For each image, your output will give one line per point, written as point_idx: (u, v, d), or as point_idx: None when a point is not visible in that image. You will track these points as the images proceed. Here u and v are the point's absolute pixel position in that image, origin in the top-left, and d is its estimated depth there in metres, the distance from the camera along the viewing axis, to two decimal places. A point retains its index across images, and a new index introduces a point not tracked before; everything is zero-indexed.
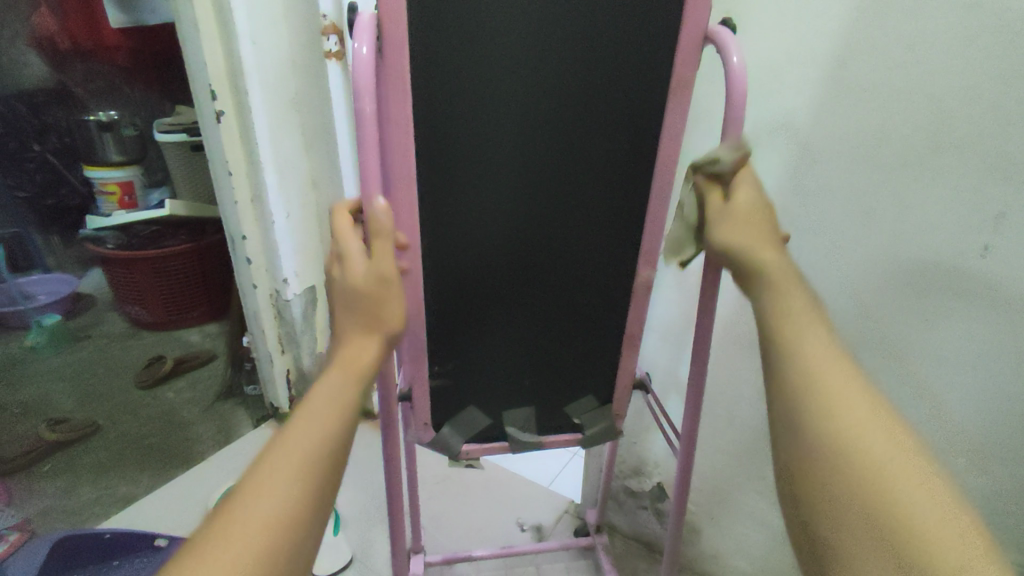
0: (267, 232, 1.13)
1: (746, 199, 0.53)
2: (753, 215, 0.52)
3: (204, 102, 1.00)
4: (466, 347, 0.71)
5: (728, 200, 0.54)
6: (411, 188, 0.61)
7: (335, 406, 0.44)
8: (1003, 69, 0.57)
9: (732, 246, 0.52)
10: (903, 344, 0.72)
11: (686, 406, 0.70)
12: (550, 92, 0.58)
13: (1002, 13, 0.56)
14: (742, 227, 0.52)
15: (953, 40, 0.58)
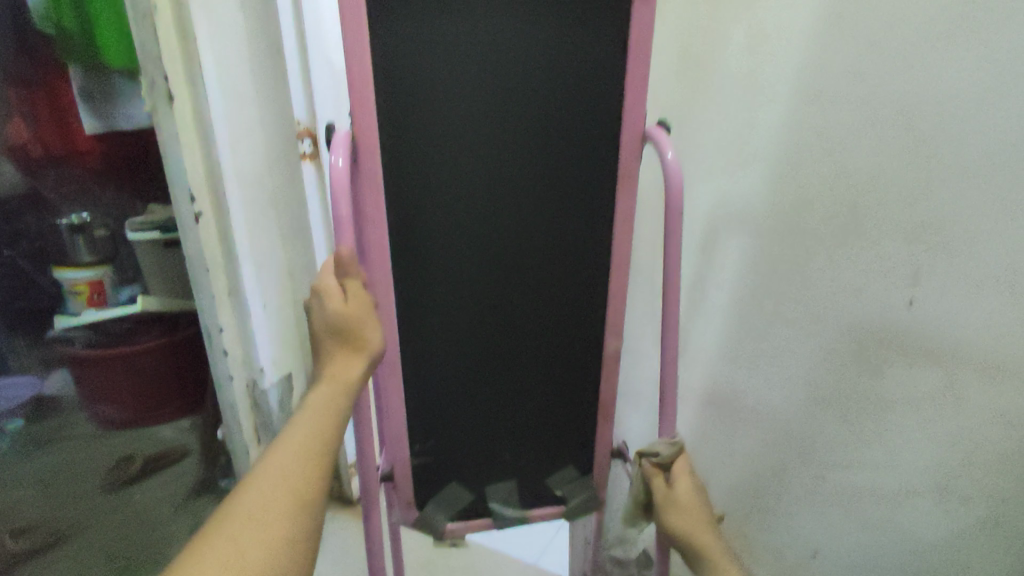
0: (244, 324, 1.15)
1: (686, 493, 0.70)
2: (689, 498, 0.70)
3: (182, 205, 1.04)
4: (446, 424, 0.74)
5: (671, 487, 0.72)
6: (387, 279, 0.65)
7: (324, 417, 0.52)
8: (907, 147, 0.68)
9: (681, 531, 0.68)
10: (858, 388, 0.80)
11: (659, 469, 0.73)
12: (509, 184, 0.65)
13: (897, 104, 0.68)
14: (685, 512, 0.69)
15: (868, 121, 0.70)
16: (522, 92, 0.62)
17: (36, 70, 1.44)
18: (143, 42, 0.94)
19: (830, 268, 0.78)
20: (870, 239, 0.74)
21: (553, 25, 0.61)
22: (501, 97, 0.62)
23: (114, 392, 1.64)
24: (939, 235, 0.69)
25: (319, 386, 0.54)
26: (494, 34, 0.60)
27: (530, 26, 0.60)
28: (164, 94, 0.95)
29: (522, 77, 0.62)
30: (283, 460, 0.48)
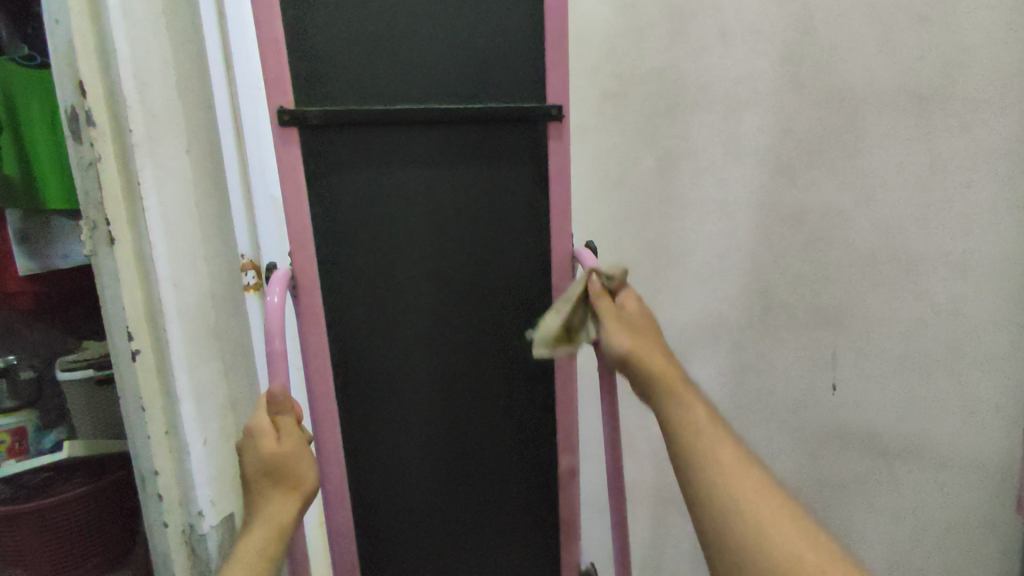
0: (181, 464, 1.09)
1: (634, 309, 0.60)
2: (642, 331, 0.58)
3: (120, 343, 1.03)
4: (403, 555, 0.71)
5: (620, 309, 0.60)
6: (331, 409, 0.66)
7: None
8: (801, 257, 0.88)
9: (630, 343, 0.56)
10: (804, 458, 0.95)
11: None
12: (450, 307, 0.68)
13: (791, 224, 0.88)
14: (641, 333, 0.57)
15: (763, 242, 0.89)
16: (456, 223, 0.66)
17: None
18: (87, 188, 0.96)
19: (766, 361, 0.93)
20: (786, 332, 0.91)
21: (482, 163, 0.66)
22: (437, 229, 0.66)
23: (25, 554, 1.47)
24: (840, 326, 0.89)
25: (251, 535, 0.52)
26: (426, 174, 0.65)
27: (461, 166, 0.65)
28: (106, 237, 0.98)
29: (456, 210, 0.66)
30: None
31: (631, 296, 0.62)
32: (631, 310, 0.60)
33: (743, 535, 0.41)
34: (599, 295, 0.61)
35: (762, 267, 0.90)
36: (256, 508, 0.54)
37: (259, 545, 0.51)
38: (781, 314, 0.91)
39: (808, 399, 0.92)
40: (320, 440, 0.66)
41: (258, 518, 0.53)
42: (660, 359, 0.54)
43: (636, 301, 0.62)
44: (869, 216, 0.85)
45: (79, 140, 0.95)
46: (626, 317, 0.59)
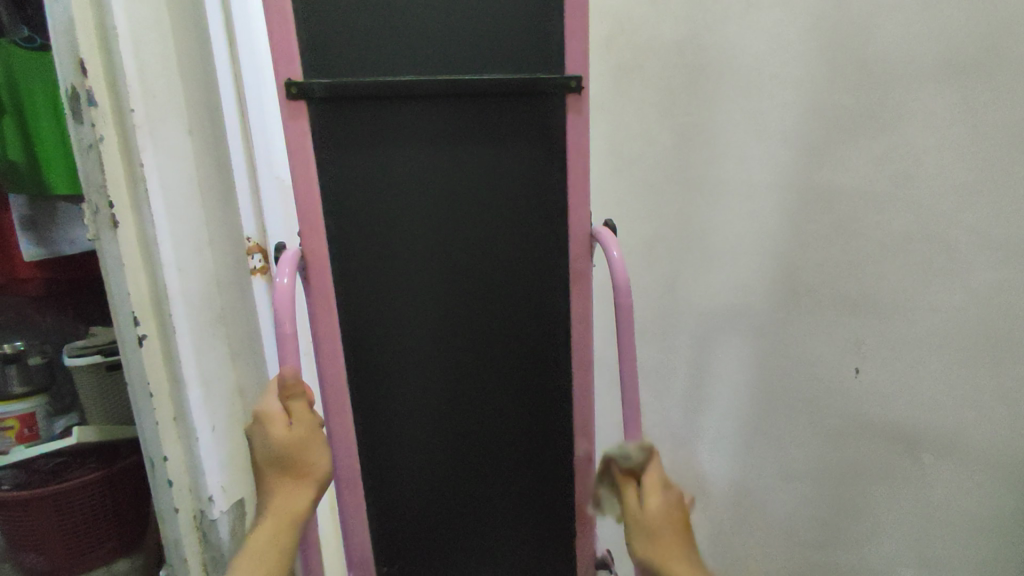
0: (191, 450, 1.08)
1: (657, 501, 0.57)
2: (667, 529, 0.55)
3: (127, 329, 1.02)
4: (414, 543, 0.70)
5: (642, 503, 0.58)
6: (343, 392, 0.64)
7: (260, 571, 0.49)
8: (827, 234, 0.84)
9: (650, 554, 0.54)
10: (826, 443, 0.91)
11: None
12: (464, 290, 0.65)
13: (818, 199, 0.84)
14: (660, 531, 0.55)
15: (789, 220, 0.86)
16: (470, 202, 0.64)
17: None
18: (88, 171, 0.95)
19: (789, 343, 0.91)
20: (810, 314, 0.88)
21: (497, 141, 0.63)
22: (450, 208, 0.63)
23: (39, 540, 1.47)
24: (867, 307, 0.83)
25: (260, 526, 0.52)
26: (437, 152, 0.62)
27: (475, 142, 0.63)
28: (109, 220, 0.96)
29: (469, 189, 0.63)
30: None
31: (655, 478, 0.59)
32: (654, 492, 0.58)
33: None
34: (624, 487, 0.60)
35: (784, 250, 0.88)
36: (265, 497, 0.53)
37: (266, 536, 0.51)
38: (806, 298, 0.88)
39: (831, 380, 0.88)
40: (331, 426, 0.64)
41: (267, 508, 0.52)
42: (682, 561, 0.53)
43: (663, 487, 0.59)
44: (912, 200, 0.77)
45: (79, 121, 0.93)
46: (646, 517, 0.56)
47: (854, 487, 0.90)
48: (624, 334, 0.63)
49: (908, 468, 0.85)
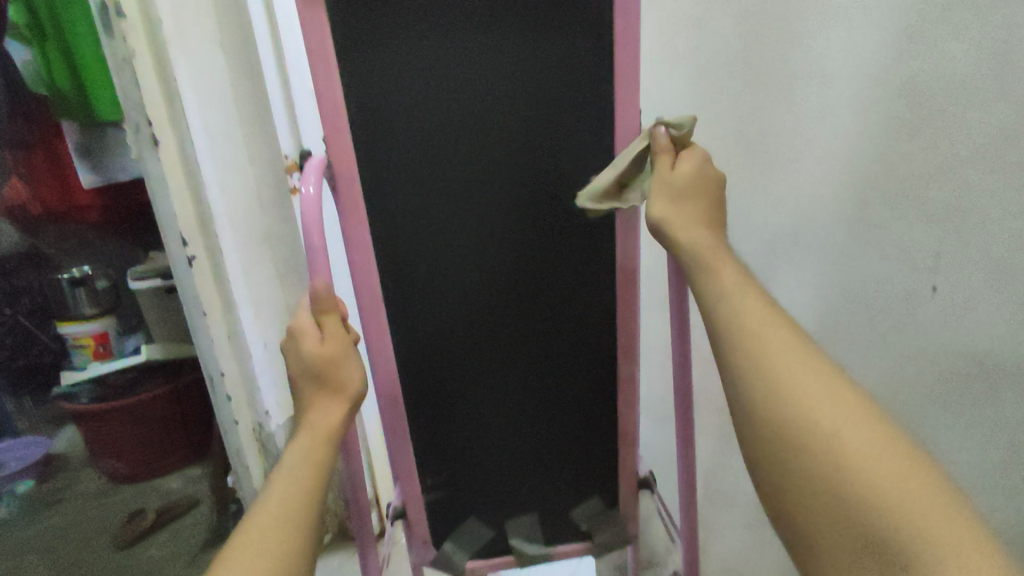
0: (245, 366, 1.12)
1: (688, 168, 0.56)
2: (697, 191, 0.56)
3: (177, 250, 1.03)
4: (456, 456, 0.70)
5: (673, 168, 0.56)
6: (378, 307, 0.63)
7: (297, 482, 0.48)
8: (916, 126, 0.66)
9: (670, 217, 0.55)
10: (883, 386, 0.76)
11: (681, 483, 0.69)
12: (502, 199, 0.62)
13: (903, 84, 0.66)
14: (684, 199, 0.55)
15: (872, 114, 0.69)
16: (504, 105, 0.60)
17: (34, 129, 1.44)
18: (125, 88, 0.93)
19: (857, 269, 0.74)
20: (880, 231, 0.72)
21: (536, 34, 0.58)
22: (485, 112, 0.60)
23: (117, 449, 1.61)
24: (954, 217, 0.66)
25: (297, 440, 0.52)
26: (470, 48, 0.58)
27: (508, 37, 0.58)
28: (149, 138, 0.95)
29: (503, 89, 0.59)
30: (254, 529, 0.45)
31: (691, 153, 0.57)
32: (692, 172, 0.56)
33: (787, 434, 0.44)
34: (662, 150, 0.57)
35: (861, 154, 0.71)
36: (302, 413, 0.54)
37: (302, 453, 0.50)
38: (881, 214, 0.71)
39: (901, 306, 0.72)
40: (369, 339, 0.64)
41: (304, 424, 0.53)
42: (706, 236, 0.54)
43: (699, 157, 0.57)
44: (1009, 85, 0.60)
45: (111, 34, 0.90)
46: (677, 176, 0.56)
47: (921, 434, 0.75)
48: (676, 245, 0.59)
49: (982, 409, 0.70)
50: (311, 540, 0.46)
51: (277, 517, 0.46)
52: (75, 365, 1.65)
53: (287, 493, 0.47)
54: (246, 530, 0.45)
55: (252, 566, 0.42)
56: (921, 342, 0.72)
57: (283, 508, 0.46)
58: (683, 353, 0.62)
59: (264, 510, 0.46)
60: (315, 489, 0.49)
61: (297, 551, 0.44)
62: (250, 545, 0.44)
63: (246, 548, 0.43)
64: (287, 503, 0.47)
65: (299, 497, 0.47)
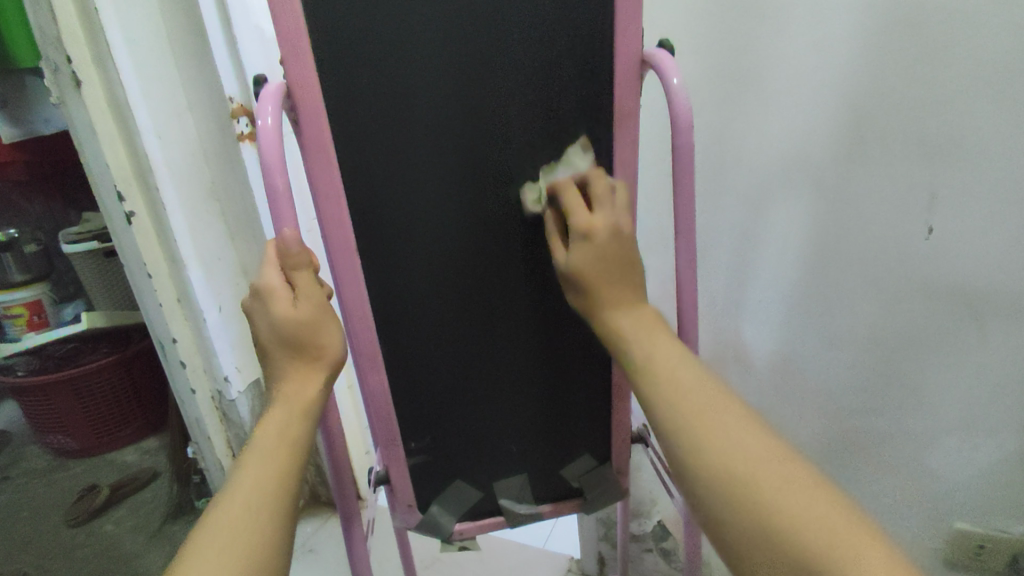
0: (199, 331, 1.04)
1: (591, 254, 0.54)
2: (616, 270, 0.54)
3: (113, 206, 0.94)
4: (440, 418, 0.66)
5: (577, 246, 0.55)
6: (353, 260, 0.57)
7: (268, 464, 0.44)
8: (919, 55, 0.61)
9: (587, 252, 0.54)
10: (871, 331, 0.74)
11: None
12: (486, 136, 0.56)
13: (910, 8, 0.60)
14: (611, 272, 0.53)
15: (875, 39, 0.63)
16: (489, 27, 0.53)
17: None
18: (41, 22, 0.84)
19: (861, 214, 0.70)
20: (873, 170, 0.68)
21: None
22: (468, 33, 0.53)
23: (63, 422, 1.51)
24: (960, 155, 0.63)
25: (271, 414, 0.47)
26: None
27: None
28: (70, 79, 0.86)
29: (488, 9, 0.52)
30: (219, 518, 0.40)
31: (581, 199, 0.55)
32: (597, 239, 0.53)
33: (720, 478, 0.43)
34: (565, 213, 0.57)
35: (859, 87, 0.65)
36: (274, 386, 0.49)
37: (276, 428, 0.46)
38: (884, 150, 0.66)
39: (895, 246, 0.69)
40: (343, 294, 0.59)
41: (277, 397, 0.48)
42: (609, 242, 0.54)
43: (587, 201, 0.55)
44: None
45: None
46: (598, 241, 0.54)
47: (911, 376, 0.74)
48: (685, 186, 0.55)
49: (969, 349, 0.70)
50: (288, 522, 0.42)
51: (247, 504, 0.41)
52: (10, 335, 1.52)
53: (258, 477, 0.43)
54: (211, 520, 0.41)
55: (218, 555, 0.38)
56: (915, 282, 0.70)
57: (255, 493, 0.42)
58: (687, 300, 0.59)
59: (232, 493, 0.42)
60: (290, 471, 0.44)
61: (269, 535, 0.40)
62: (217, 536, 0.39)
63: (211, 534, 0.39)
64: (258, 483, 0.42)
65: (274, 477, 0.43)
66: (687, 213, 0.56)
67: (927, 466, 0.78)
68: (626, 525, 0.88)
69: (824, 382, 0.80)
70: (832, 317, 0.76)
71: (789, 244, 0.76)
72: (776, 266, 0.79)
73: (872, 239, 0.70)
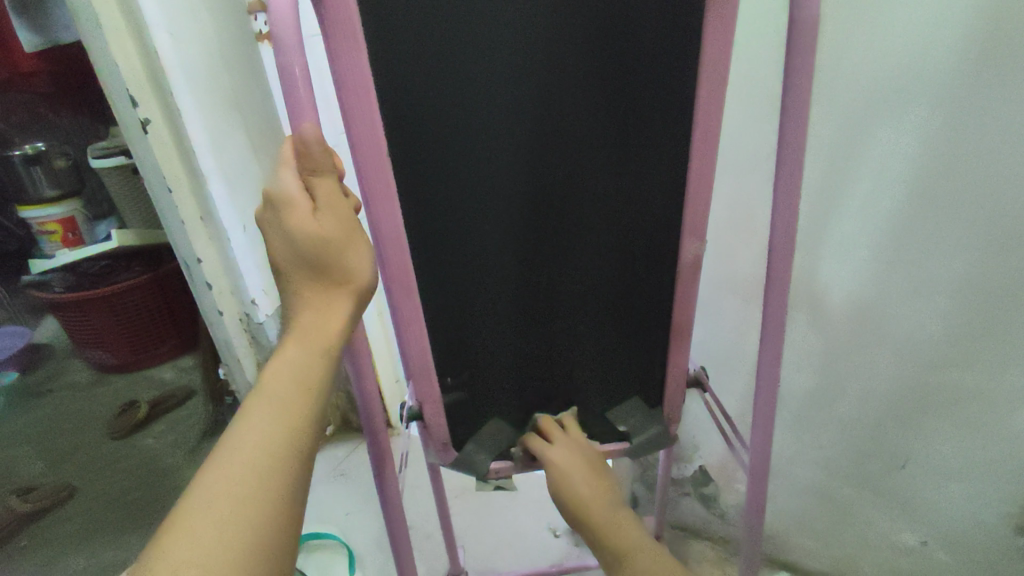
0: (224, 252, 0.99)
1: (563, 457, 0.59)
2: (577, 460, 0.60)
3: (127, 113, 0.87)
4: (479, 355, 0.60)
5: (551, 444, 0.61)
6: (384, 171, 0.50)
7: (282, 413, 0.38)
8: None
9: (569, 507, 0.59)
10: (973, 275, 0.64)
11: (762, 382, 0.59)
12: (547, 29, 0.48)
13: None
14: (569, 469, 0.59)
15: None
16: None
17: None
18: None
19: (988, 133, 0.58)
20: (1009, 79, 0.56)
21: None
22: None
23: (101, 338, 1.52)
24: None
25: (287, 347, 0.42)
26: None
27: None
28: None
29: None
30: (215, 476, 0.35)
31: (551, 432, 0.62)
32: (566, 470, 0.59)
33: None
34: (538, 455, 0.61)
35: None
36: (293, 313, 0.43)
37: (293, 367, 0.40)
38: None
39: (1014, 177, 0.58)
40: (372, 211, 0.51)
41: (294, 330, 0.42)
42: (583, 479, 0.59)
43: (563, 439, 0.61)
44: None
45: None
46: (557, 457, 0.60)
47: (1004, 333, 0.65)
48: (793, 89, 0.48)
49: None
50: (300, 477, 0.37)
51: (253, 462, 0.36)
52: (45, 252, 1.51)
53: (270, 427, 0.38)
54: (207, 478, 0.35)
55: (213, 529, 0.33)
56: None
57: (263, 447, 0.37)
58: (785, 217, 0.52)
59: (245, 437, 0.37)
60: (304, 419, 0.39)
61: (277, 501, 0.35)
62: (212, 500, 0.34)
63: (215, 491, 0.35)
64: (274, 428, 0.38)
65: (291, 421, 0.38)
66: (794, 118, 0.49)
67: (1012, 431, 0.68)
68: (668, 467, 0.83)
69: (904, 331, 0.71)
70: (926, 255, 0.66)
71: (890, 170, 0.65)
72: (867, 196, 0.67)
73: (985, 165, 0.60)
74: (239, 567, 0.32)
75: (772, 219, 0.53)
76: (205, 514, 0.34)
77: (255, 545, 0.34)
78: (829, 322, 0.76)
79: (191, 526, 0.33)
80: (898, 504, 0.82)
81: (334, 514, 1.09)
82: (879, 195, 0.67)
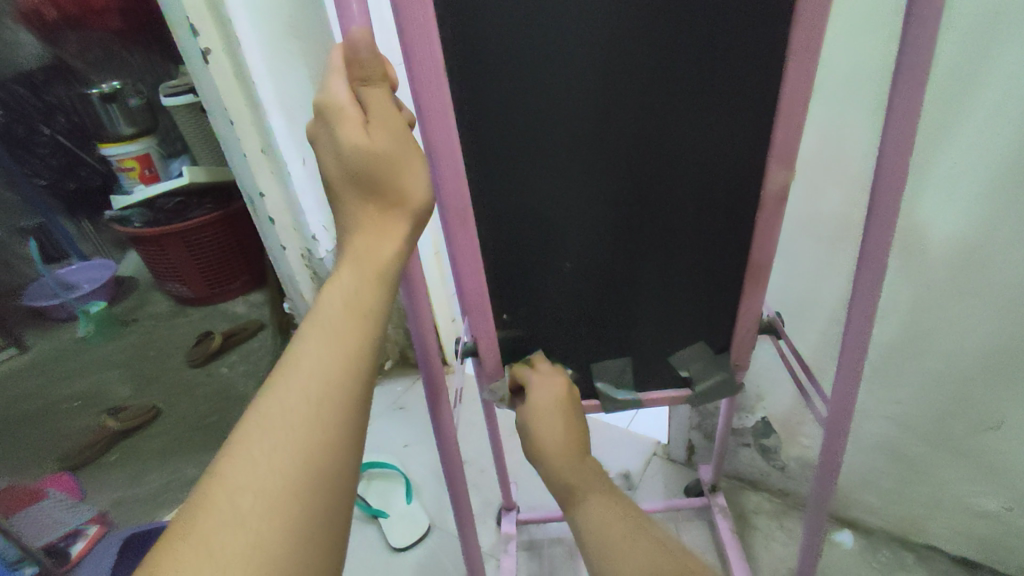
0: (286, 185, 1.00)
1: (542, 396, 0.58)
2: (560, 410, 0.58)
3: (189, 42, 0.87)
4: (537, 294, 0.58)
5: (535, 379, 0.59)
6: (442, 91, 0.47)
7: (337, 336, 0.38)
8: None
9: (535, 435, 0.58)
10: None
11: (850, 326, 0.55)
12: None
13: None
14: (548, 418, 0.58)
15: None
16: None
17: None
18: None
19: None
20: None
21: None
22: None
23: (179, 272, 1.59)
24: None
25: (341, 271, 0.40)
26: None
27: None
28: None
29: None
30: (276, 396, 0.35)
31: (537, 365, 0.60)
32: (543, 403, 0.58)
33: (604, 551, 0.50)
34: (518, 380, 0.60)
35: None
36: (346, 237, 0.42)
37: (347, 290, 0.39)
38: None
39: None
40: (430, 136, 0.49)
41: (346, 253, 0.41)
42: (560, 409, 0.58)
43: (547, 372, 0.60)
44: None
45: None
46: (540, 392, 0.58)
47: None
48: None
49: None
50: (358, 400, 0.37)
51: (310, 383, 0.36)
52: (125, 188, 1.57)
53: (325, 349, 0.37)
54: (269, 398, 0.35)
55: (275, 448, 0.33)
56: None
57: (319, 368, 0.36)
58: (896, 140, 0.46)
59: (301, 361, 0.37)
60: (360, 342, 0.38)
61: (335, 421, 0.35)
62: (271, 419, 0.35)
63: (274, 409, 0.35)
64: (327, 352, 0.37)
65: (345, 341, 0.38)
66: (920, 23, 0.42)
67: None
68: (730, 418, 0.80)
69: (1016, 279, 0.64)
70: None
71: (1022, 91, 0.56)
72: (989, 124, 0.58)
73: None
74: (299, 484, 0.33)
75: (882, 141, 0.47)
76: (266, 437, 0.34)
77: (313, 463, 0.34)
78: (927, 269, 0.69)
79: (253, 441, 0.34)
80: (984, 468, 0.76)
81: (391, 445, 1.12)
82: (1006, 118, 0.58)
